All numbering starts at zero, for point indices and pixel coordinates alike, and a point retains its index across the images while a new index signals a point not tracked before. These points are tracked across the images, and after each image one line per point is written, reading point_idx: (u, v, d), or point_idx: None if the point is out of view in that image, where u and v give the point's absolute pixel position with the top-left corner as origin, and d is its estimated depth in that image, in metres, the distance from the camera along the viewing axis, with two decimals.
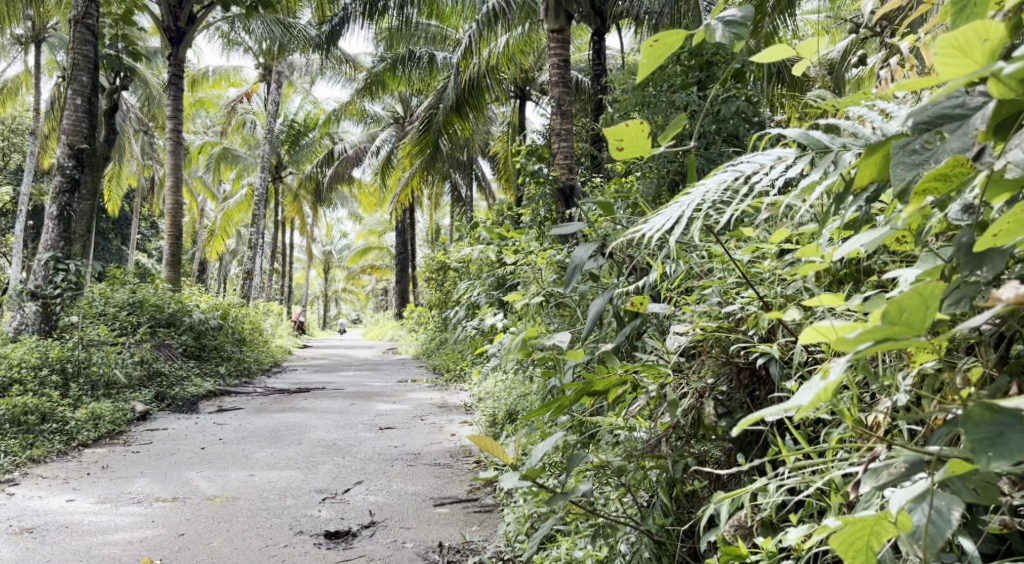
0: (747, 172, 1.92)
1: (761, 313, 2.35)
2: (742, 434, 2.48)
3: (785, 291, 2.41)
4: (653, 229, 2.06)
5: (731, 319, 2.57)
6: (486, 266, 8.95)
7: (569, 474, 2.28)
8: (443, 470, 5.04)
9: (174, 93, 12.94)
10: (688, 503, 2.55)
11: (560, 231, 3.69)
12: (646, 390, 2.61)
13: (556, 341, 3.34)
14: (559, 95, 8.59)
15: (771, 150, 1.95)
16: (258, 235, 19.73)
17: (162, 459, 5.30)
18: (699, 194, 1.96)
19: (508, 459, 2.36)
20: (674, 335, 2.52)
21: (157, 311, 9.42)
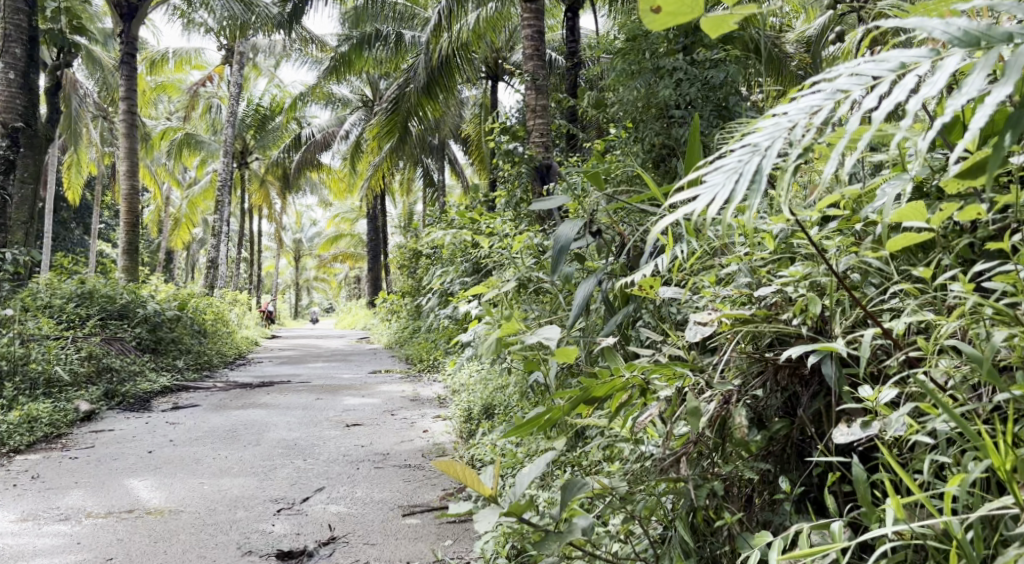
0: (859, 88, 1.73)
1: (812, 300, 2.20)
2: (776, 451, 2.29)
3: (838, 267, 2.31)
4: (727, 170, 1.80)
5: (765, 304, 2.39)
6: (459, 250, 8.52)
7: (563, 507, 2.11)
8: (413, 473, 4.59)
9: (126, 73, 12.34)
10: (709, 537, 2.30)
11: (541, 206, 3.30)
12: (658, 395, 2.37)
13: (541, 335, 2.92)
14: (534, 69, 8.10)
15: (886, 57, 1.74)
16: (222, 222, 19.01)
17: (102, 466, 4.81)
18: (782, 124, 1.79)
19: (488, 491, 2.16)
20: (696, 326, 2.34)
21: (108, 303, 8.91)
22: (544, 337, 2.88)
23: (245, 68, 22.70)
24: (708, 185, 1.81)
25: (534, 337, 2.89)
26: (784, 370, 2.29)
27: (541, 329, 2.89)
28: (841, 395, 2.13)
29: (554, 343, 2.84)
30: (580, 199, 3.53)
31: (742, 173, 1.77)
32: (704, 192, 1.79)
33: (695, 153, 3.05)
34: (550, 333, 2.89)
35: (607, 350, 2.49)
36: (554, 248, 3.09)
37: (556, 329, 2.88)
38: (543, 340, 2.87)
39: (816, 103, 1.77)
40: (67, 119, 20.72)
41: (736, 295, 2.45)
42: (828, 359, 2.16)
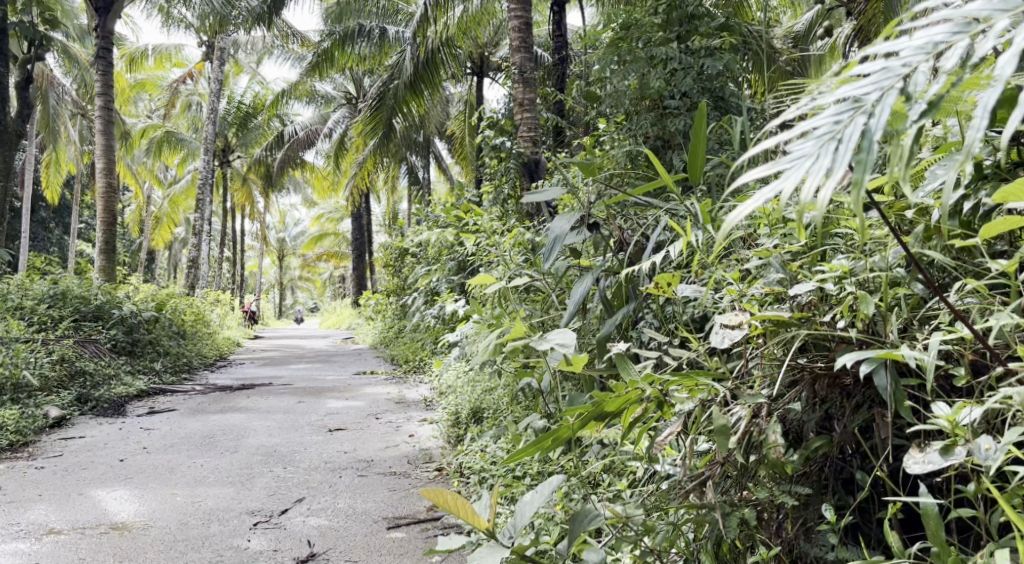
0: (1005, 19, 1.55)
1: (864, 301, 2.12)
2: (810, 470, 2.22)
3: (885, 263, 2.23)
4: (825, 128, 1.62)
5: (801, 304, 2.33)
6: (446, 249, 8.31)
7: (573, 540, 2.17)
8: (399, 482, 4.37)
9: (102, 68, 12.04)
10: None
11: (536, 198, 3.10)
12: (678, 409, 2.30)
13: (551, 340, 2.70)
14: (521, 61, 7.86)
15: None
16: (202, 220, 18.60)
17: (69, 476, 4.55)
18: (893, 70, 1.60)
19: (483, 524, 2.14)
20: (724, 330, 2.28)
21: (81, 305, 8.66)
22: (556, 342, 2.66)
23: (226, 65, 22.40)
24: (798, 152, 1.62)
25: (546, 342, 2.67)
26: (823, 379, 2.22)
27: (554, 335, 2.68)
28: (897, 410, 2.02)
29: (570, 350, 2.62)
30: (575, 191, 3.34)
31: (842, 138, 1.59)
32: (800, 161, 1.61)
33: (698, 145, 2.89)
34: (564, 338, 2.68)
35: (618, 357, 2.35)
36: (558, 244, 2.89)
37: (571, 335, 2.67)
38: (557, 346, 2.65)
39: (937, 40, 1.59)
40: (45, 116, 20.42)
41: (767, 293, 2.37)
42: (880, 369, 2.06)
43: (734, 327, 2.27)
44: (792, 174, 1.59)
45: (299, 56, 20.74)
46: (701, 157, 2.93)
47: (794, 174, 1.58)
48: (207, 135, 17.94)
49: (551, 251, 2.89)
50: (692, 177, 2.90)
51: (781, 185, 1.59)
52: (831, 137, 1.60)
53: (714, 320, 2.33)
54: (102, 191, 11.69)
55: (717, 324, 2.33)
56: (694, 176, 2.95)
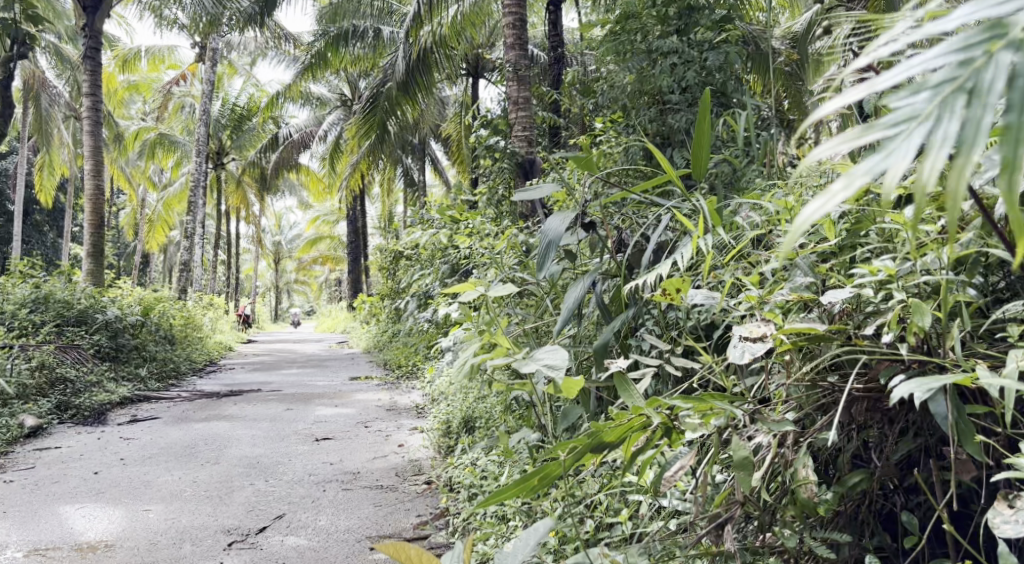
0: None
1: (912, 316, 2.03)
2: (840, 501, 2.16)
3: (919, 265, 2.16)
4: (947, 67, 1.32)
5: (835, 310, 2.25)
6: (439, 251, 8.09)
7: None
8: (384, 497, 4.12)
9: (90, 68, 11.80)
10: None
11: (528, 198, 2.89)
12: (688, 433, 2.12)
13: (540, 362, 2.45)
14: (516, 59, 7.64)
15: None
16: (194, 223, 18.32)
17: (39, 491, 4.33)
18: None
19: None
20: (746, 345, 2.17)
21: (63, 310, 8.45)
22: (544, 363, 2.42)
23: (220, 66, 22.15)
24: (905, 110, 1.33)
25: (532, 364, 2.43)
26: (861, 403, 2.17)
27: (544, 354, 2.44)
28: (966, 447, 1.92)
29: (559, 373, 2.37)
30: (565, 187, 3.13)
31: (969, 89, 1.28)
32: (911, 124, 1.31)
33: (703, 137, 2.69)
34: (552, 358, 2.43)
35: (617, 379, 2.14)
36: (551, 248, 2.68)
37: (563, 355, 2.42)
38: (545, 369, 2.40)
39: None
40: (37, 117, 20.17)
41: (795, 300, 2.25)
42: (939, 395, 1.96)
43: (755, 340, 2.15)
44: (903, 145, 1.29)
45: (293, 56, 20.49)
46: (704, 151, 2.73)
47: (908, 146, 1.28)
48: (200, 137, 17.66)
49: (545, 253, 2.69)
50: (696, 173, 2.70)
51: (888, 161, 1.29)
52: (957, 91, 1.29)
53: (733, 331, 2.21)
54: (89, 193, 11.45)
55: (738, 336, 2.23)
56: (697, 170, 2.75)
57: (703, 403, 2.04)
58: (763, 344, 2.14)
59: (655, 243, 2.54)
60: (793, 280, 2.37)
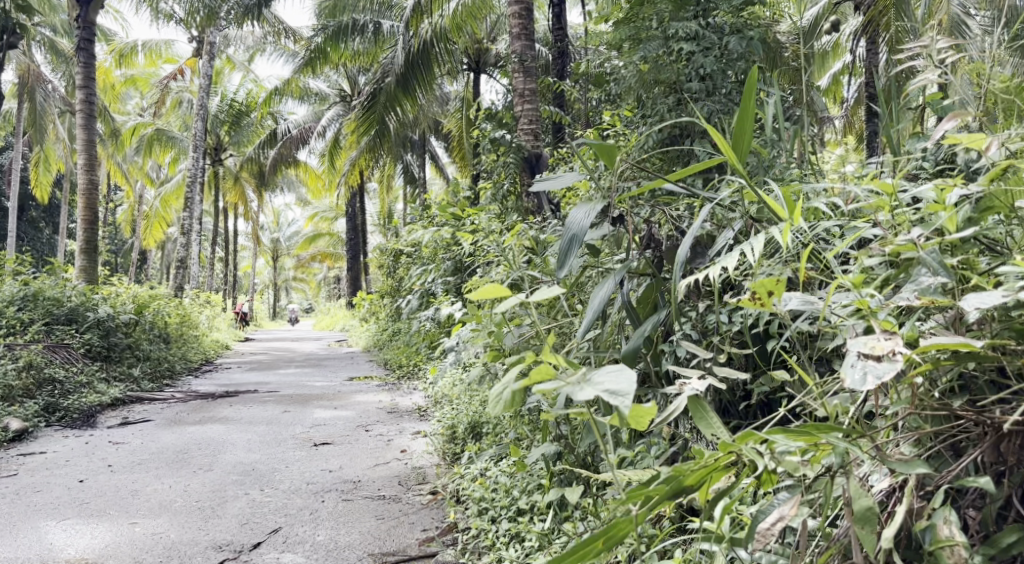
0: None
1: None
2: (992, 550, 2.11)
3: None
4: None
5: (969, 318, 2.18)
6: (444, 247, 7.83)
7: None
8: (387, 508, 3.86)
9: (84, 60, 11.52)
10: None
11: (553, 185, 2.65)
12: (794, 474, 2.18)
13: (595, 386, 2.11)
14: (522, 50, 7.35)
15: None
16: (190, 220, 18.04)
17: (20, 502, 4.09)
18: None
19: None
20: (860, 362, 2.08)
21: (54, 308, 8.23)
22: (604, 389, 2.09)
23: (217, 61, 21.83)
24: None
25: (590, 389, 2.08)
26: (1013, 439, 2.10)
27: (607, 379, 2.09)
28: None
29: (624, 400, 2.04)
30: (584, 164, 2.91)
31: None
32: None
33: (745, 119, 2.48)
34: (614, 381, 2.09)
35: (694, 406, 2.22)
36: (575, 246, 2.44)
37: (627, 378, 2.08)
38: (610, 397, 2.05)
39: None
40: (32, 113, 19.89)
41: (925, 303, 2.20)
42: None
43: (876, 359, 2.06)
44: None
45: (291, 51, 20.18)
46: (746, 132, 2.55)
47: None
48: (197, 132, 17.33)
49: (567, 251, 2.45)
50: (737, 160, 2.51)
51: None
52: None
53: (850, 347, 2.10)
54: (83, 188, 11.17)
55: (854, 352, 2.10)
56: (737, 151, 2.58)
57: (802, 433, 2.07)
58: (890, 364, 2.04)
59: (696, 232, 2.32)
60: (916, 281, 2.25)
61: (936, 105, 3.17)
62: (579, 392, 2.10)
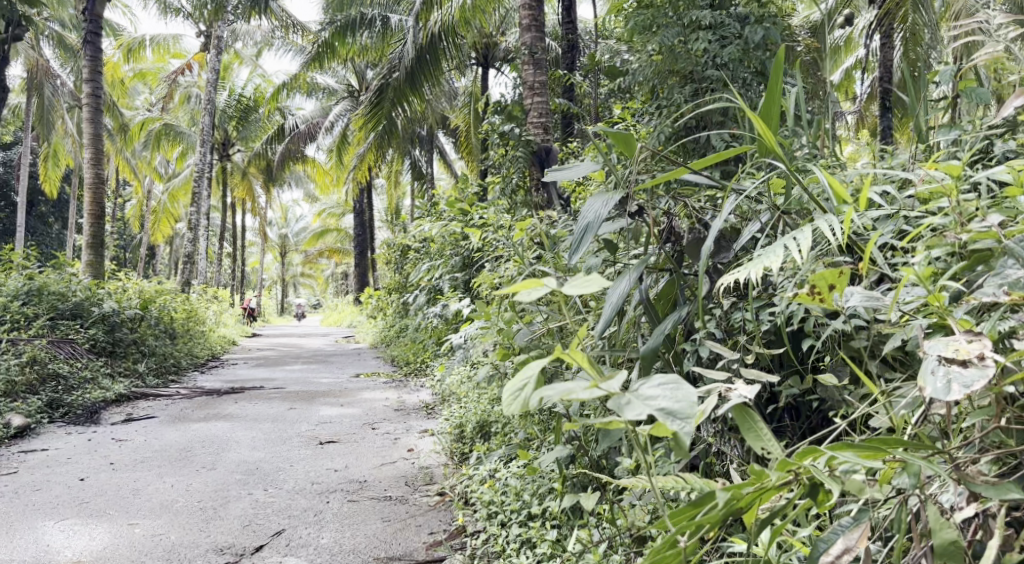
0: None
1: None
2: None
3: None
4: None
5: None
6: (452, 242, 7.72)
7: None
8: (394, 510, 3.75)
9: (91, 54, 11.45)
10: None
11: (572, 175, 2.56)
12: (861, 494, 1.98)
13: (644, 401, 1.95)
14: (533, 42, 7.23)
15: None
16: (198, 215, 17.98)
17: (18, 501, 4.00)
18: None
19: None
20: (940, 370, 1.92)
21: (59, 303, 8.17)
22: (659, 406, 1.93)
23: (225, 56, 21.74)
24: None
25: (643, 406, 1.92)
26: None
27: (663, 394, 1.94)
28: None
29: (684, 422, 1.91)
30: (600, 152, 2.82)
31: None
32: None
33: (773, 107, 2.46)
34: (669, 396, 1.95)
35: (738, 414, 2.05)
36: (591, 235, 2.33)
37: (684, 394, 1.94)
38: (667, 415, 1.92)
39: None
40: (40, 107, 19.86)
41: (1015, 299, 2.06)
42: None
43: (961, 365, 1.91)
44: None
45: (298, 47, 20.09)
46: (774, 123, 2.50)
47: None
48: (206, 127, 17.25)
49: (581, 240, 2.34)
50: (763, 148, 2.44)
51: None
52: None
53: (931, 352, 1.94)
54: (89, 184, 11.11)
55: (934, 358, 1.95)
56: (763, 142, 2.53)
57: (872, 452, 1.88)
58: (979, 371, 1.88)
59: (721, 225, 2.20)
60: (1003, 275, 2.11)
61: (968, 92, 3.07)
62: (629, 410, 1.93)
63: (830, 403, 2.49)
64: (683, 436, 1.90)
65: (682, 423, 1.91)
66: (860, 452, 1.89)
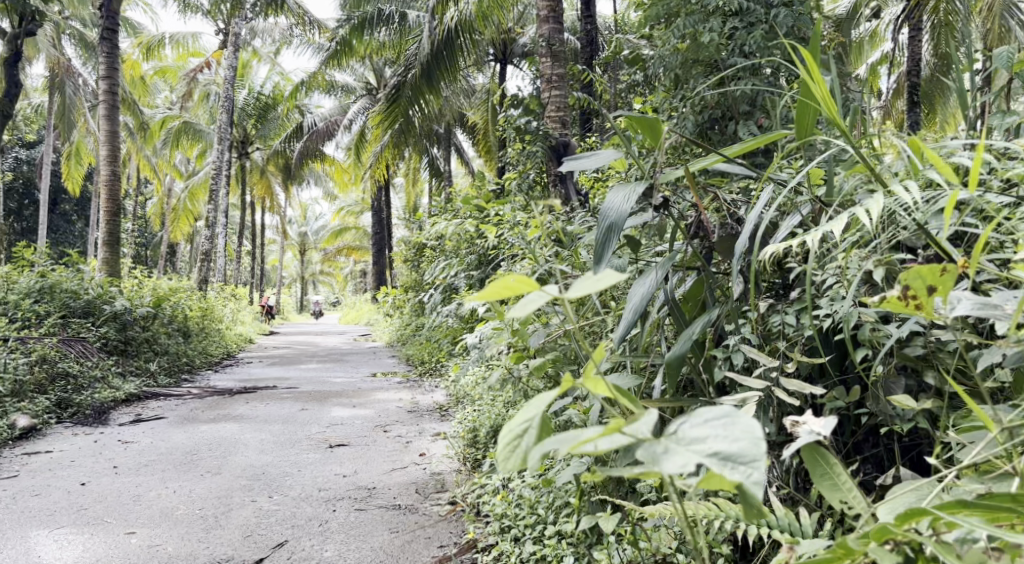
0: None
1: None
2: None
3: None
4: None
5: None
6: (468, 240, 7.56)
7: None
8: (403, 520, 3.58)
9: (107, 50, 11.33)
10: None
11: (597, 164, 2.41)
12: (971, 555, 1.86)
13: (695, 449, 1.76)
14: (551, 34, 7.02)
15: None
16: (216, 213, 17.89)
17: (16, 507, 3.87)
18: None
19: None
20: None
21: (70, 301, 8.07)
22: (714, 452, 1.74)
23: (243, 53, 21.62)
24: None
25: (694, 456, 1.73)
26: None
27: (716, 438, 1.75)
28: None
29: (745, 469, 1.72)
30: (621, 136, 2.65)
31: None
32: None
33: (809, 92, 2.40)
34: (725, 440, 1.75)
35: (809, 454, 2.11)
36: (616, 238, 2.18)
37: (745, 436, 1.75)
38: (724, 465, 1.72)
39: None
40: (61, 105, 19.83)
41: None
42: None
43: None
44: None
45: (317, 44, 19.94)
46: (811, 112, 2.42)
47: None
48: (224, 124, 17.14)
49: (607, 244, 2.20)
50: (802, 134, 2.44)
51: None
52: None
53: None
54: (105, 180, 11.00)
55: None
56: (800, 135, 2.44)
57: (991, 512, 1.82)
58: None
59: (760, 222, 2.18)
60: None
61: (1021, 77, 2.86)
62: (673, 460, 1.75)
63: (879, 418, 2.42)
64: (752, 487, 1.71)
65: (750, 469, 1.71)
66: (981, 514, 1.84)
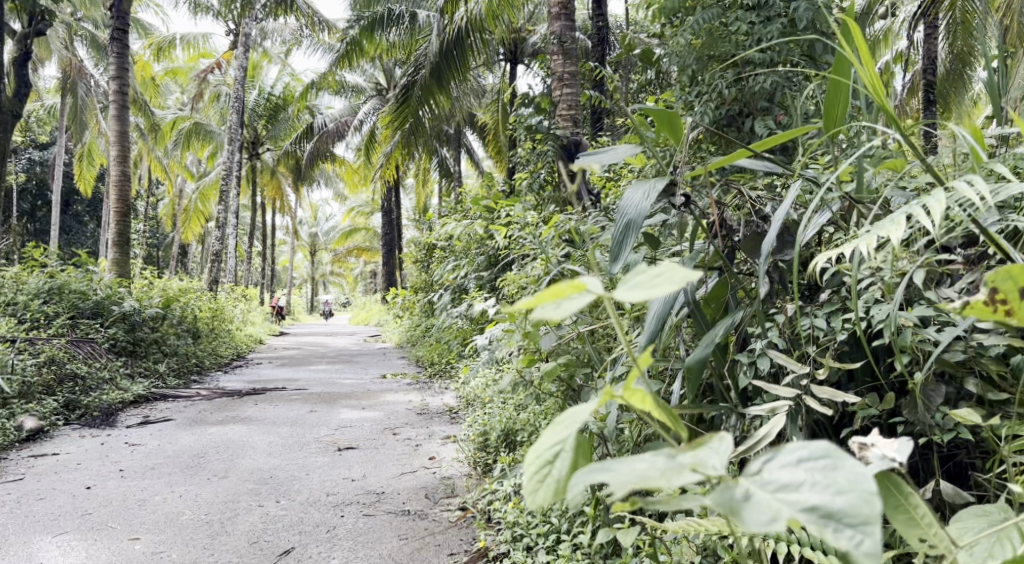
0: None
1: None
2: None
3: None
4: None
5: None
6: (479, 241, 7.47)
7: None
8: (413, 527, 3.50)
9: (118, 50, 11.28)
10: None
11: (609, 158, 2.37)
12: None
13: (786, 499, 1.81)
14: (563, 32, 6.92)
15: None
16: (227, 214, 17.86)
17: (20, 511, 3.82)
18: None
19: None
20: None
21: (79, 301, 8.03)
22: (810, 509, 1.79)
23: (254, 54, 21.59)
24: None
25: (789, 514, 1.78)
26: None
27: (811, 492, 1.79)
28: None
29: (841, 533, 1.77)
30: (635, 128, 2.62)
31: None
32: None
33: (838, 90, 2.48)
34: (818, 496, 1.79)
35: (881, 482, 2.08)
36: (634, 235, 2.17)
37: (843, 494, 1.78)
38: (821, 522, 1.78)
39: None
40: (73, 106, 19.84)
41: None
42: None
43: None
44: None
45: (327, 45, 19.88)
46: (840, 104, 2.50)
47: None
48: (235, 126, 17.09)
49: (623, 241, 2.19)
50: (830, 126, 2.52)
51: None
52: None
53: None
54: (115, 180, 10.95)
55: None
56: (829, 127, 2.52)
57: None
58: None
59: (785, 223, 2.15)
60: None
61: None
62: (757, 513, 1.80)
63: (918, 429, 2.40)
64: (859, 556, 1.75)
65: (859, 536, 1.75)
66: None
